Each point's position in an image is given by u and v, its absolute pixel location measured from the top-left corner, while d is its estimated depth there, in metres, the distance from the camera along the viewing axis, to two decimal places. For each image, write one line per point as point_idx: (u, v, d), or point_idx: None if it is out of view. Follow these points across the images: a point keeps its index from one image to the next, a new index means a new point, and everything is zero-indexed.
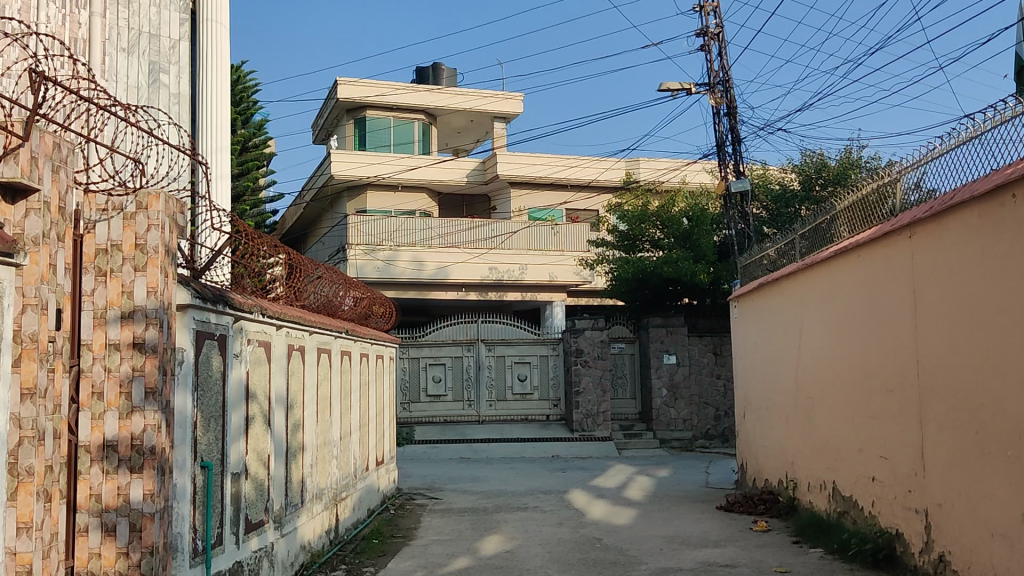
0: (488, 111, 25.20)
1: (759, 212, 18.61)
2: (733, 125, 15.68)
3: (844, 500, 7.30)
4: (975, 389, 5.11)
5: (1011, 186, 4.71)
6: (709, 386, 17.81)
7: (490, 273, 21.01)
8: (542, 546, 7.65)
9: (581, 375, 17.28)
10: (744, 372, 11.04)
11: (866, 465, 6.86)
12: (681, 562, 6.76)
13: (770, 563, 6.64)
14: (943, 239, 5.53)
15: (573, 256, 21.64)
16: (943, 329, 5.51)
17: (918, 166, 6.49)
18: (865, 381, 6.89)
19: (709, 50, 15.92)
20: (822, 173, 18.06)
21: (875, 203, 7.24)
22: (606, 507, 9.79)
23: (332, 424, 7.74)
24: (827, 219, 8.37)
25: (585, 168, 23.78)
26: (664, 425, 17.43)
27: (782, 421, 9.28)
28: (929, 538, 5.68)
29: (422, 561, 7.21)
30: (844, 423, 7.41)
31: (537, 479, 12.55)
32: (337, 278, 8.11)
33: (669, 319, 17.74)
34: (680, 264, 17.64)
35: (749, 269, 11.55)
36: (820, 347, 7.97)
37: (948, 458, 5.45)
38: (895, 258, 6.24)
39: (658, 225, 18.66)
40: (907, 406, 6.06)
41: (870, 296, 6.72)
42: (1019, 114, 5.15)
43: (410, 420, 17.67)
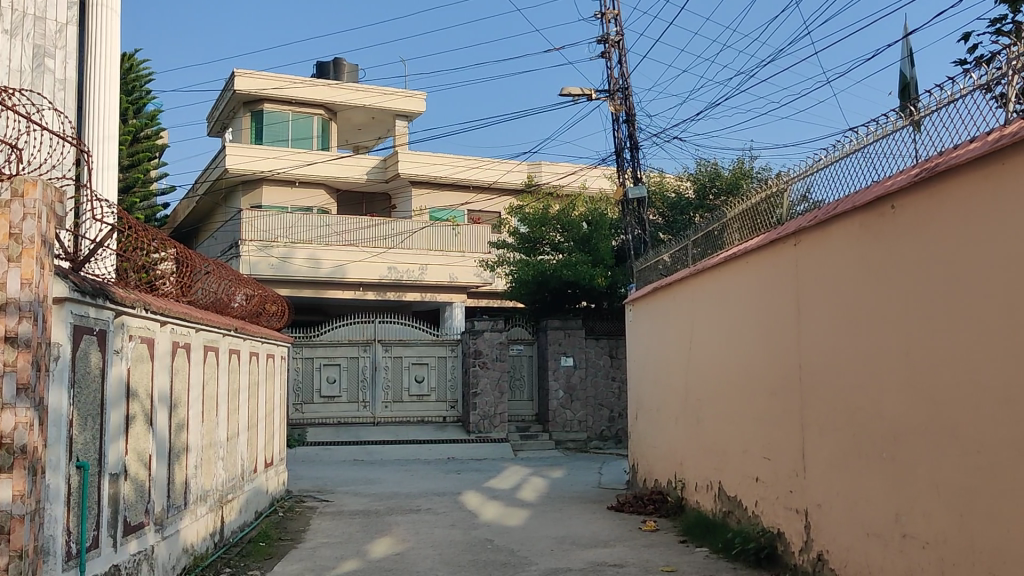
0: (388, 109, 25.01)
1: (655, 219, 18.92)
2: (631, 132, 15.89)
3: (729, 500, 7.47)
4: (853, 393, 5.28)
5: (889, 198, 4.90)
6: (605, 388, 18.05)
7: (388, 273, 20.86)
8: (432, 548, 7.59)
9: (478, 376, 17.30)
10: (637, 375, 11.18)
11: (750, 466, 7.03)
12: (570, 563, 6.80)
13: (657, 563, 6.72)
14: (825, 246, 5.70)
15: (472, 257, 21.66)
16: (825, 335, 5.68)
17: (804, 177, 6.68)
18: (751, 382, 7.05)
19: (609, 56, 16.10)
20: (716, 182, 18.43)
21: (764, 211, 7.44)
22: (498, 508, 9.78)
23: (218, 424, 7.52)
24: (718, 227, 8.58)
25: (486, 170, 23.85)
26: (560, 426, 17.60)
27: (672, 422, 9.44)
28: (809, 537, 5.84)
29: (310, 564, 7.08)
30: (730, 425, 7.56)
31: (431, 481, 12.46)
32: (227, 275, 7.89)
33: (568, 322, 17.92)
34: (578, 267, 17.76)
35: (644, 274, 11.72)
36: (710, 350, 8.13)
37: (826, 459, 5.62)
38: (781, 265, 6.41)
39: (557, 228, 18.76)
40: (790, 408, 6.23)
41: (757, 299, 6.89)
42: (899, 129, 5.36)
43: (303, 421, 17.32)
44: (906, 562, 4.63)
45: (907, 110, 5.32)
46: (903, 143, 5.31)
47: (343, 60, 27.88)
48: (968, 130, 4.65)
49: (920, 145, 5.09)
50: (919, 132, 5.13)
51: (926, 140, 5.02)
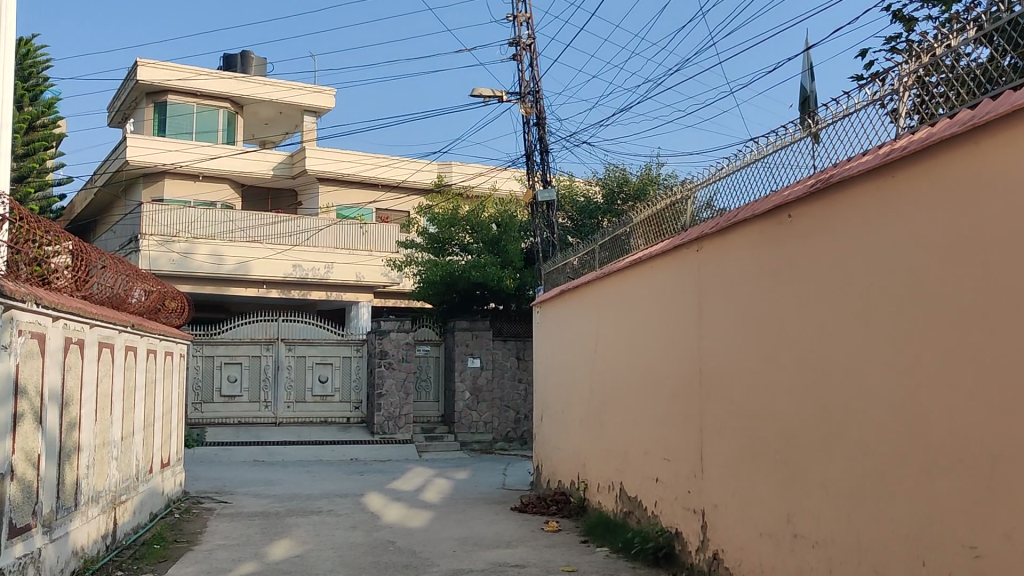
0: (297, 104, 24.65)
1: (564, 222, 19.10)
2: (542, 135, 16.00)
3: (630, 501, 7.59)
4: (750, 397, 5.42)
5: (787, 207, 5.04)
6: (511, 390, 18.13)
7: (293, 270, 20.57)
8: (333, 550, 7.51)
9: (384, 377, 17.19)
10: (544, 378, 11.26)
11: (650, 467, 7.15)
12: (472, 564, 6.81)
13: (558, 563, 6.77)
14: (726, 253, 5.83)
15: (380, 256, 21.52)
16: (724, 340, 5.81)
17: (708, 185, 6.82)
18: (653, 384, 7.17)
19: (521, 59, 16.18)
20: (624, 188, 18.70)
21: (669, 217, 7.58)
22: (401, 510, 9.74)
23: (113, 423, 7.31)
24: (625, 232, 8.71)
25: (395, 169, 23.72)
26: (466, 428, 17.62)
27: (576, 424, 9.53)
28: (705, 537, 5.98)
29: (206, 566, 6.93)
30: (631, 427, 7.68)
31: (333, 482, 12.32)
32: (124, 270, 7.67)
33: (475, 323, 17.94)
34: (487, 268, 17.77)
35: (552, 276, 11.81)
36: (614, 352, 8.23)
37: (723, 461, 5.76)
38: (684, 270, 6.54)
39: (466, 229, 18.77)
40: (689, 411, 6.36)
41: (661, 304, 7.02)
42: (798, 140, 5.52)
43: (202, 421, 16.91)
44: (796, 561, 4.78)
45: (805, 122, 5.48)
46: (801, 154, 5.47)
47: (250, 53, 27.38)
48: (862, 143, 4.82)
49: (818, 156, 5.24)
50: (818, 143, 5.28)
51: (824, 151, 5.18)
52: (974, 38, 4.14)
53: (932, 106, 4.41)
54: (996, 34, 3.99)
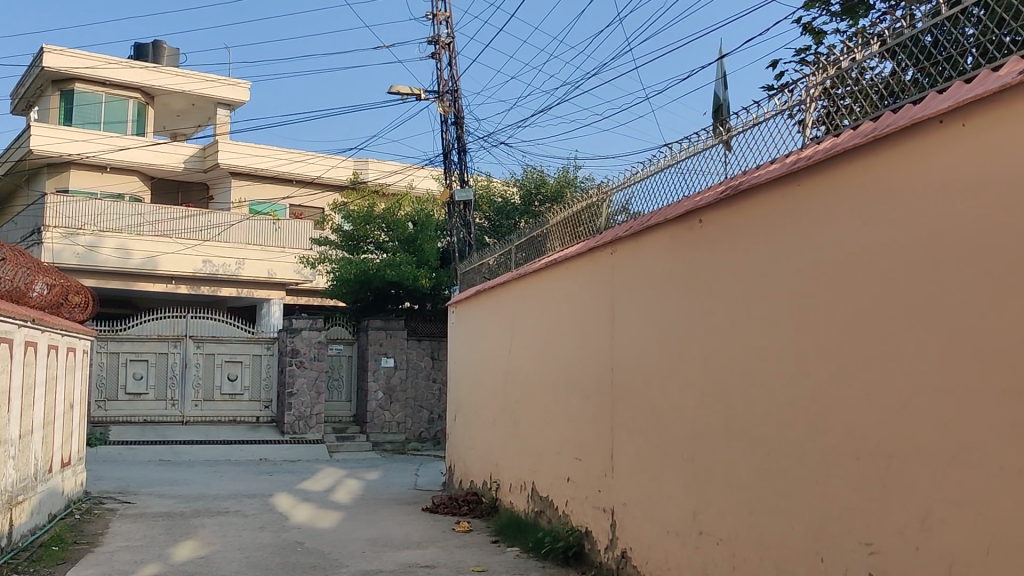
0: (210, 96, 24.16)
1: (480, 222, 19.13)
2: (459, 135, 15.99)
3: (541, 500, 7.64)
4: (659, 397, 5.50)
5: (698, 213, 5.14)
6: (424, 390, 18.09)
7: (203, 266, 20.18)
8: (239, 551, 7.36)
9: (295, 376, 16.95)
10: (458, 378, 11.26)
11: (562, 467, 7.20)
12: (381, 564, 6.77)
13: (468, 563, 6.77)
14: (639, 256, 5.91)
15: (293, 253, 21.29)
16: (636, 341, 5.89)
17: (624, 189, 6.89)
18: (566, 385, 7.22)
19: (440, 58, 16.14)
20: (541, 189, 18.79)
21: (585, 219, 7.64)
22: (310, 510, 9.62)
23: (10, 422, 7.04)
24: (540, 233, 8.77)
25: (310, 165, 23.44)
26: (378, 428, 17.49)
27: (489, 424, 9.54)
28: (614, 535, 6.05)
29: (106, 569, 6.72)
30: (544, 427, 7.73)
31: (241, 482, 12.11)
32: (24, 262, 7.41)
33: (389, 322, 17.82)
34: (402, 267, 17.70)
35: (468, 277, 11.81)
36: (528, 353, 8.27)
37: (633, 461, 5.83)
38: (598, 272, 6.60)
39: (382, 227, 18.63)
40: (601, 411, 6.43)
41: (575, 305, 7.08)
42: (710, 147, 5.62)
43: (105, 420, 16.40)
44: (701, 559, 4.86)
45: (718, 128, 5.58)
46: (713, 161, 5.58)
47: (162, 43, 26.75)
48: (772, 151, 4.93)
49: (730, 162, 5.35)
50: (730, 150, 5.39)
51: (736, 158, 5.29)
52: (879, 52, 4.28)
53: (839, 116, 4.54)
54: (899, 49, 4.13)
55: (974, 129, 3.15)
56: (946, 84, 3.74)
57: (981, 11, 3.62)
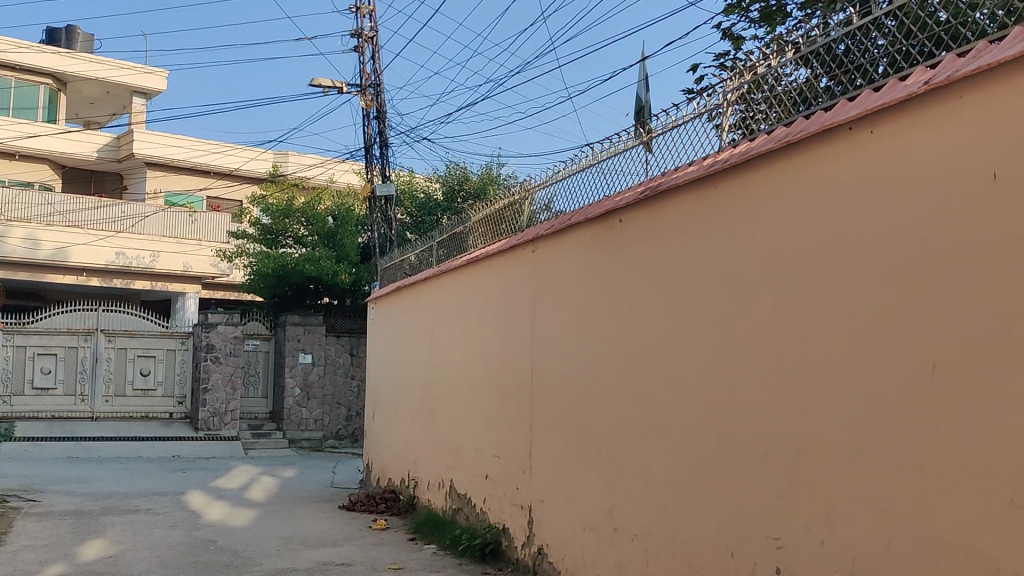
0: (125, 84, 23.55)
1: (402, 218, 19.05)
2: (382, 129, 15.88)
3: (459, 498, 7.64)
4: (578, 396, 5.54)
5: (618, 212, 5.19)
6: (343, 387, 17.95)
7: (116, 258, 19.59)
8: (150, 550, 7.19)
9: (210, 371, 16.63)
10: (377, 375, 11.17)
11: (480, 464, 7.21)
12: (296, 563, 6.68)
13: (385, 561, 6.73)
14: (560, 255, 5.95)
15: (210, 246, 20.91)
16: (555, 339, 5.92)
17: (546, 187, 6.92)
18: (485, 383, 7.23)
19: (362, 51, 16.00)
20: (463, 186, 18.77)
21: (507, 217, 7.67)
22: (224, 508, 9.45)
23: None
24: (462, 230, 8.76)
25: (229, 157, 23.03)
26: (295, 425, 17.25)
27: (408, 421, 9.50)
28: (531, 532, 6.08)
29: (8, 569, 6.49)
30: (463, 424, 7.72)
31: (153, 480, 11.83)
32: None
33: (308, 318, 17.59)
34: (321, 262, 17.52)
35: (388, 272, 11.74)
36: (448, 350, 8.25)
37: (551, 458, 5.86)
38: (519, 270, 6.62)
39: (301, 221, 18.40)
40: (520, 409, 6.45)
41: (495, 302, 7.09)
42: (631, 148, 5.68)
43: (11, 416, 15.85)
44: (616, 555, 4.92)
45: (638, 129, 5.64)
46: (634, 162, 5.64)
47: (76, 28, 25.99)
48: (690, 153, 5.01)
49: (650, 163, 5.41)
50: (650, 151, 5.45)
51: (657, 159, 5.35)
52: (794, 59, 4.39)
53: (755, 121, 4.64)
54: (813, 56, 4.23)
55: (882, 136, 3.24)
56: (856, 93, 3.84)
57: (891, 22, 3.74)
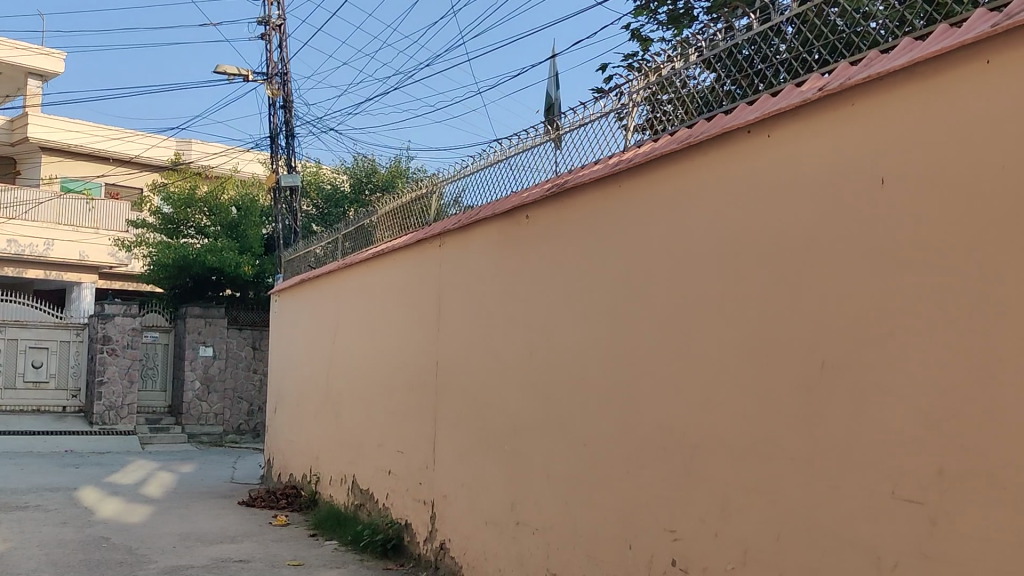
0: (20, 65, 22.68)
1: (308, 209, 18.79)
2: (288, 119, 15.61)
3: (361, 494, 7.59)
4: (482, 391, 5.55)
5: (525, 208, 5.21)
6: (245, 380, 17.68)
7: (8, 245, 18.70)
8: (38, 548, 6.94)
9: (106, 364, 16.13)
10: (280, 368, 11.01)
11: (383, 459, 7.17)
12: (192, 559, 6.54)
13: (284, 557, 6.63)
14: (467, 250, 5.95)
15: (107, 235, 20.37)
16: (461, 334, 5.92)
17: (455, 181, 6.89)
18: (390, 378, 7.18)
19: (270, 39, 15.70)
20: (372, 179, 18.62)
21: (414, 210, 7.63)
22: (118, 504, 9.18)
23: None
24: (368, 224, 8.68)
25: (129, 143, 22.42)
26: (194, 419, 16.88)
27: (311, 416, 9.39)
28: (433, 527, 6.08)
29: None
30: (366, 419, 7.67)
31: (42, 476, 11.41)
32: None
33: (209, 310, 17.22)
34: (223, 253, 17.16)
35: (293, 264, 11.56)
36: (353, 345, 8.17)
37: (454, 453, 5.86)
38: (426, 265, 6.59)
39: (204, 211, 17.99)
40: (424, 403, 6.42)
41: (401, 296, 7.05)
42: (539, 145, 5.71)
43: None
44: (517, 549, 4.94)
45: (548, 125, 5.65)
46: (542, 160, 5.66)
47: None
48: (597, 151, 5.06)
49: (558, 160, 5.44)
50: (559, 149, 5.48)
51: (564, 156, 5.38)
52: (698, 62, 4.47)
53: (659, 122, 4.71)
54: (717, 60, 4.32)
55: (779, 140, 3.33)
56: (755, 97, 3.94)
57: (790, 29, 3.84)
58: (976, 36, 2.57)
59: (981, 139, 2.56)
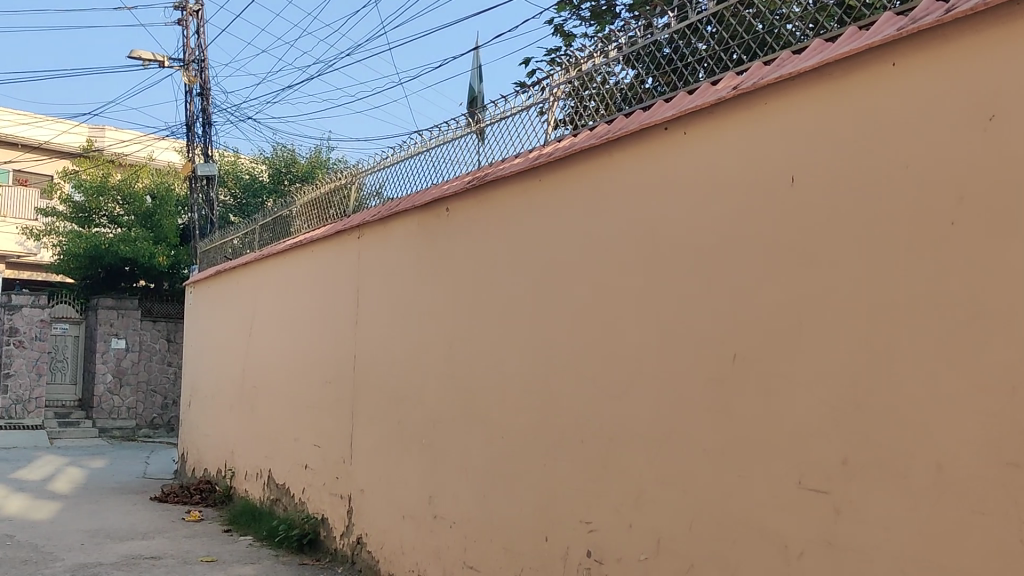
0: None
1: (226, 199, 18.47)
2: (205, 106, 15.29)
3: (277, 488, 7.49)
4: (400, 384, 5.52)
5: (445, 201, 5.20)
6: (158, 373, 17.31)
7: None
8: None
9: (13, 356, 15.62)
10: (195, 361, 10.80)
11: (299, 453, 7.08)
12: (101, 557, 6.37)
13: (197, 554, 6.51)
14: (387, 242, 5.90)
15: (13, 223, 19.86)
16: (380, 327, 5.88)
17: (374, 173, 6.84)
18: (307, 371, 7.10)
19: (187, 24, 15.36)
20: (291, 168, 18.40)
21: (333, 202, 7.56)
22: (24, 501, 8.89)
23: None
24: (286, 214, 8.57)
25: (39, 129, 21.77)
26: (105, 413, 16.47)
27: (226, 410, 9.23)
28: (350, 522, 6.03)
29: None
30: (282, 413, 7.57)
31: None
32: None
33: (122, 302, 16.81)
34: (137, 243, 16.82)
35: (208, 255, 11.36)
36: (269, 337, 8.06)
37: (371, 447, 5.82)
38: (345, 257, 6.53)
39: (117, 200, 17.53)
40: (342, 397, 6.36)
41: (319, 288, 6.97)
42: (460, 137, 5.69)
43: None
44: (434, 542, 4.93)
45: (469, 118, 5.63)
46: (463, 152, 5.65)
47: None
48: (519, 145, 5.06)
49: (479, 153, 5.44)
50: (481, 142, 5.47)
51: (486, 150, 5.38)
52: (619, 58, 4.50)
53: (580, 117, 4.74)
54: (637, 58, 4.36)
55: (694, 137, 3.38)
56: (672, 95, 3.98)
57: (708, 28, 3.90)
58: (881, 39, 2.64)
59: (886, 138, 2.63)
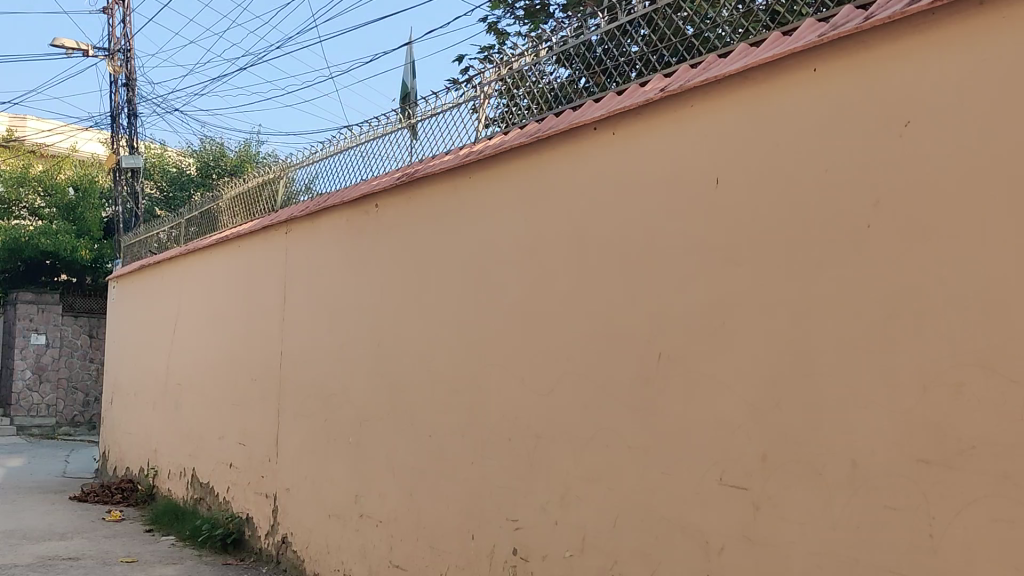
0: None
1: (152, 192, 18.11)
2: (131, 97, 14.95)
3: (201, 487, 7.37)
4: (327, 381, 5.47)
5: (375, 197, 5.16)
6: (80, 370, 16.90)
7: None
8: None
9: None
10: (117, 358, 10.57)
11: (224, 451, 6.97)
12: (16, 558, 6.19)
13: (117, 554, 6.36)
14: (315, 237, 5.84)
15: None
16: (307, 323, 5.82)
17: (303, 167, 6.77)
18: (233, 367, 6.99)
19: (113, 12, 15.00)
20: (220, 162, 18.11)
21: (260, 197, 7.46)
22: None
23: None
24: (213, 209, 8.43)
25: None
26: (24, 411, 16.02)
27: (148, 407, 9.05)
28: (275, 521, 5.95)
29: None
30: (207, 410, 7.44)
31: None
32: None
33: (42, 296, 16.38)
34: (58, 236, 16.35)
35: (133, 249, 11.12)
36: (194, 333, 7.92)
37: (298, 444, 5.75)
38: (273, 252, 6.44)
39: (38, 191, 17.06)
40: (268, 394, 6.28)
41: (246, 283, 6.87)
42: (391, 132, 5.65)
43: None
44: (360, 540, 4.90)
45: (401, 113, 5.60)
46: (393, 148, 5.61)
47: None
48: (450, 141, 5.05)
49: (410, 149, 5.41)
50: (412, 138, 5.45)
51: (417, 145, 5.35)
52: (551, 57, 4.52)
53: (511, 115, 4.74)
54: (568, 58, 4.38)
55: (622, 137, 3.40)
56: (602, 95, 4.01)
57: (638, 30, 3.93)
58: (804, 44, 2.69)
59: (806, 141, 2.68)
